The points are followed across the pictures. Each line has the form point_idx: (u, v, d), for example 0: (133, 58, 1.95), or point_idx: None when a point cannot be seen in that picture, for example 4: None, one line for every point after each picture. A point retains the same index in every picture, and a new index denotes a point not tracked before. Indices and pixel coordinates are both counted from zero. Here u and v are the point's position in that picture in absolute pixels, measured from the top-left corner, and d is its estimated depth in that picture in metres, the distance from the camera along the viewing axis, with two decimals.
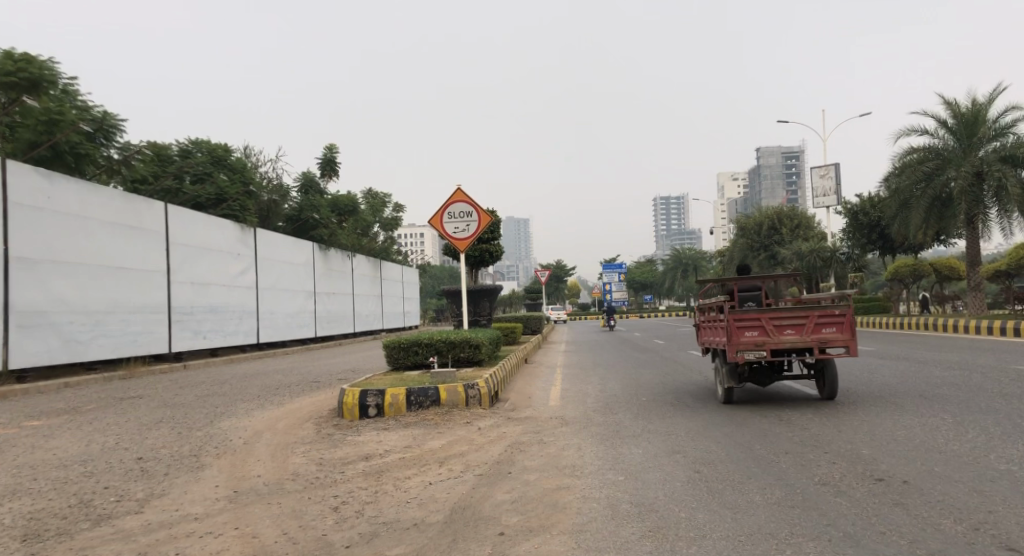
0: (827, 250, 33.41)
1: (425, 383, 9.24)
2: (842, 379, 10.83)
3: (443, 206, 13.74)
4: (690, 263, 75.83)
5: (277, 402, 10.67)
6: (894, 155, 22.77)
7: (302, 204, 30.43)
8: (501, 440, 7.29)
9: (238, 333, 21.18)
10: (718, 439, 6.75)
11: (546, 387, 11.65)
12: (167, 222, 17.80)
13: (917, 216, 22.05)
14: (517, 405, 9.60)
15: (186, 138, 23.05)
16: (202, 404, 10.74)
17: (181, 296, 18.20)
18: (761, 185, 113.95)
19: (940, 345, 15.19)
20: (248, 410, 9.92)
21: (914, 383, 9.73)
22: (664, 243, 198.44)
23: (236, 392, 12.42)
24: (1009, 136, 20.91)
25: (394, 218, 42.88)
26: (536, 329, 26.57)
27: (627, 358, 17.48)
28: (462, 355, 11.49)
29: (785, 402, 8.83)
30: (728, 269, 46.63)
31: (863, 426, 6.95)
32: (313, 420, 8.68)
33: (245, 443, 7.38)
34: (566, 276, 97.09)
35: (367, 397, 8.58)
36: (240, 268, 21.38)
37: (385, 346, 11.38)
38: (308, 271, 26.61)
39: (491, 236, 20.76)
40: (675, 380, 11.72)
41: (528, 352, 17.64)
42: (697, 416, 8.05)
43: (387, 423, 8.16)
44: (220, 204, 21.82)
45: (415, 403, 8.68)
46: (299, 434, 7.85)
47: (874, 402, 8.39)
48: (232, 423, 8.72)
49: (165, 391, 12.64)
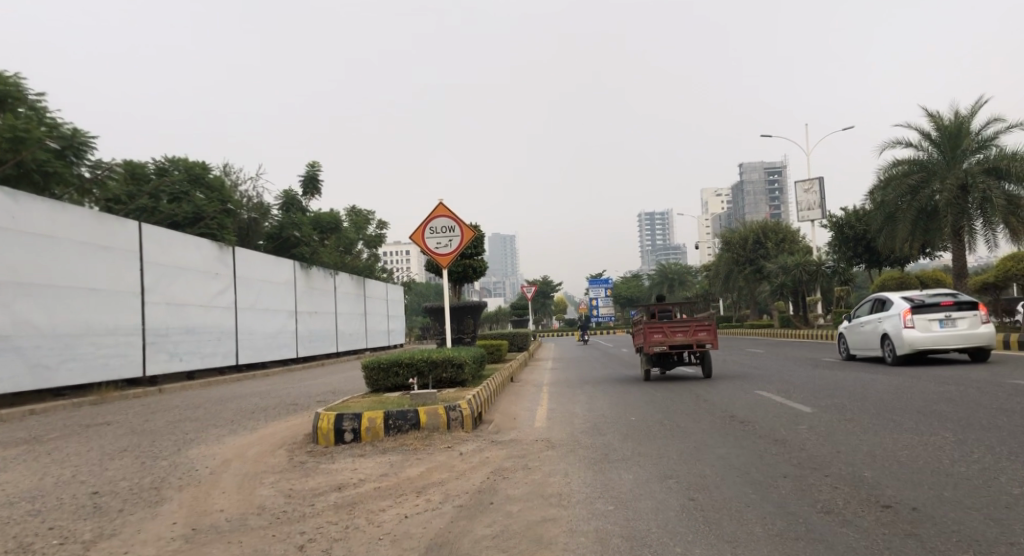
0: (812, 265, 32.79)
1: (405, 406, 8.84)
2: (836, 395, 10.54)
3: (425, 221, 13.38)
4: (676, 278, 75.83)
5: (250, 428, 10.23)
6: (879, 168, 22.71)
7: (284, 222, 29.80)
8: (484, 466, 6.90)
9: (217, 354, 20.66)
10: (712, 461, 6.41)
11: (532, 407, 11.28)
12: (142, 241, 17.33)
13: (904, 229, 21.96)
14: (501, 427, 9.23)
15: (162, 156, 22.54)
16: (172, 430, 10.28)
17: (156, 318, 17.68)
18: (745, 200, 114.56)
19: (932, 359, 14.98)
20: (219, 436, 9.46)
21: (910, 399, 9.45)
22: (650, 258, 199.08)
23: (210, 416, 11.94)
24: (992, 148, 20.92)
25: (378, 236, 42.52)
26: (523, 346, 26.21)
27: (615, 375, 17.12)
28: (445, 375, 11.11)
29: (779, 419, 8.52)
30: (715, 284, 46.53)
31: (862, 444, 6.65)
32: (286, 447, 8.25)
33: (211, 474, 6.96)
34: (552, 292, 96.93)
35: (342, 422, 8.19)
36: (218, 288, 20.89)
37: (365, 366, 10.99)
38: (289, 290, 26.12)
39: (475, 251, 20.44)
40: (664, 398, 11.39)
41: (514, 370, 17.29)
42: (688, 437, 7.72)
43: (363, 449, 7.75)
44: (197, 223, 21.37)
45: (394, 428, 8.28)
46: (269, 462, 7.43)
47: (871, 418, 8.10)
48: (201, 451, 8.27)
49: (135, 416, 12.13)
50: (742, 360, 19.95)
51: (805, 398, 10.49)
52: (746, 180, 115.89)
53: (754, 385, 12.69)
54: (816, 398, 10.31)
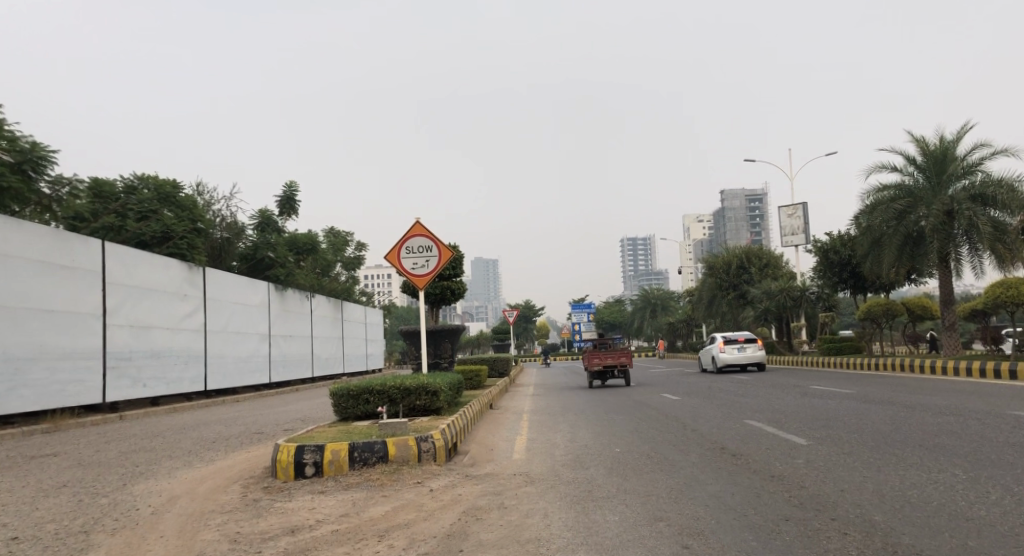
0: (796, 290, 32.96)
1: (372, 437, 8.19)
2: (829, 425, 10.03)
3: (401, 240, 12.83)
4: (659, 303, 75.50)
5: (206, 460, 9.50)
6: (864, 193, 22.55)
7: (259, 242, 29.41)
8: (455, 505, 6.28)
9: (184, 379, 19.85)
10: (705, 501, 5.86)
11: (511, 437, 10.65)
12: (106, 260, 16.61)
13: (890, 255, 21.73)
14: (477, 460, 8.60)
15: (131, 173, 21.85)
16: (122, 462, 9.56)
17: (118, 340, 16.90)
18: (726, 227, 115.22)
19: (923, 388, 14.56)
20: (171, 469, 8.75)
21: (909, 430, 8.97)
22: (632, 283, 199.47)
23: (166, 446, 11.20)
24: (977, 174, 20.77)
25: (356, 258, 41.90)
26: (503, 371, 25.55)
27: (598, 402, 16.49)
28: (419, 403, 10.47)
29: (773, 452, 8.00)
30: (698, 309, 46.14)
31: (868, 482, 6.13)
32: (241, 482, 7.59)
33: (152, 514, 6.27)
34: (534, 317, 96.46)
35: (303, 454, 7.55)
36: (187, 310, 20.14)
37: (333, 393, 10.37)
38: (263, 312, 25.35)
39: (453, 272, 19.86)
40: (650, 427, 10.83)
41: (493, 397, 16.65)
42: (678, 472, 7.18)
43: (324, 485, 7.09)
44: (166, 242, 20.69)
45: (359, 461, 7.64)
46: (219, 500, 6.74)
47: (871, 452, 7.61)
48: (147, 487, 7.57)
49: (86, 447, 11.32)
50: (728, 386, 19.43)
51: (797, 427, 9.97)
52: (727, 207, 116.72)
53: (743, 413, 12.19)
54: (809, 428, 9.82)
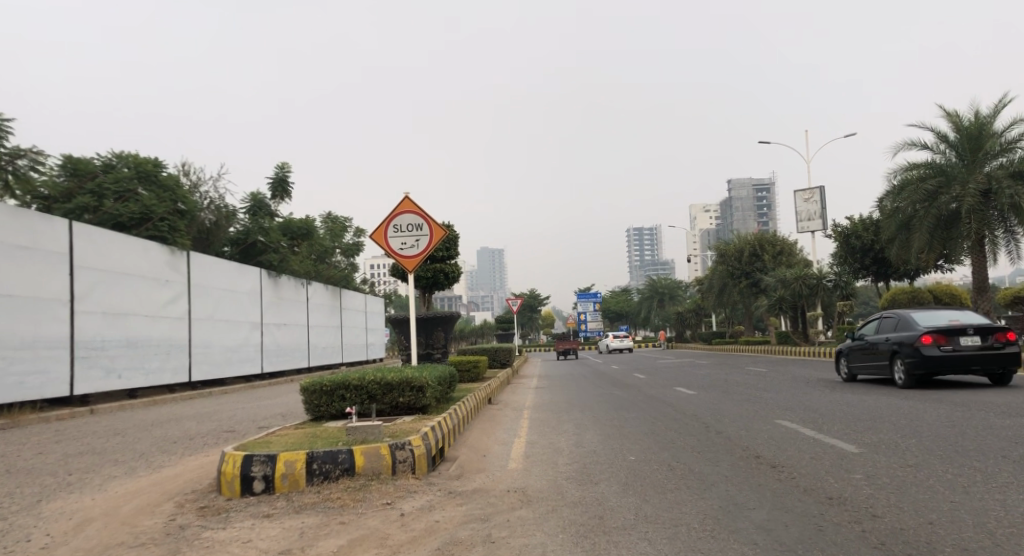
0: (811, 278, 31.40)
1: (338, 444, 6.82)
2: (879, 428, 8.58)
3: (387, 218, 11.42)
4: (667, 292, 74.09)
5: (152, 467, 8.14)
6: (891, 172, 21.13)
7: (250, 226, 28.02)
8: (430, 537, 4.92)
9: (165, 371, 18.58)
10: (752, 538, 4.54)
11: (507, 439, 9.33)
12: (74, 242, 15.28)
13: (920, 239, 20.28)
14: (466, 470, 7.29)
15: (109, 150, 20.46)
16: (60, 467, 8.33)
17: (89, 328, 15.59)
18: (733, 216, 113.87)
19: (968, 383, 13.11)
20: (109, 479, 7.44)
21: (977, 436, 7.55)
22: (638, 272, 198.29)
23: (122, 447, 10.00)
24: (1016, 151, 19.28)
25: (354, 244, 40.69)
26: (506, 362, 24.24)
27: (606, 396, 15.17)
28: (402, 400, 9.14)
29: (821, 463, 6.63)
30: (708, 297, 44.57)
31: (960, 511, 4.76)
32: (177, 501, 6.27)
33: (42, 550, 4.88)
34: (539, 307, 95.64)
35: (251, 466, 6.22)
36: (168, 297, 18.84)
37: (305, 389, 9.03)
38: (254, 299, 24.06)
39: (447, 253, 18.44)
40: (668, 428, 9.45)
41: (493, 390, 15.41)
42: (712, 492, 5.80)
43: (272, 506, 5.75)
44: (144, 224, 19.41)
45: (319, 474, 6.27)
46: (137, 527, 5.37)
47: (943, 465, 6.23)
48: (65, 505, 6.21)
49: (31, 447, 10.08)
50: (744, 379, 18.06)
51: (838, 431, 8.52)
52: (734, 196, 115.42)
53: (771, 411, 10.76)
54: (853, 431, 8.43)
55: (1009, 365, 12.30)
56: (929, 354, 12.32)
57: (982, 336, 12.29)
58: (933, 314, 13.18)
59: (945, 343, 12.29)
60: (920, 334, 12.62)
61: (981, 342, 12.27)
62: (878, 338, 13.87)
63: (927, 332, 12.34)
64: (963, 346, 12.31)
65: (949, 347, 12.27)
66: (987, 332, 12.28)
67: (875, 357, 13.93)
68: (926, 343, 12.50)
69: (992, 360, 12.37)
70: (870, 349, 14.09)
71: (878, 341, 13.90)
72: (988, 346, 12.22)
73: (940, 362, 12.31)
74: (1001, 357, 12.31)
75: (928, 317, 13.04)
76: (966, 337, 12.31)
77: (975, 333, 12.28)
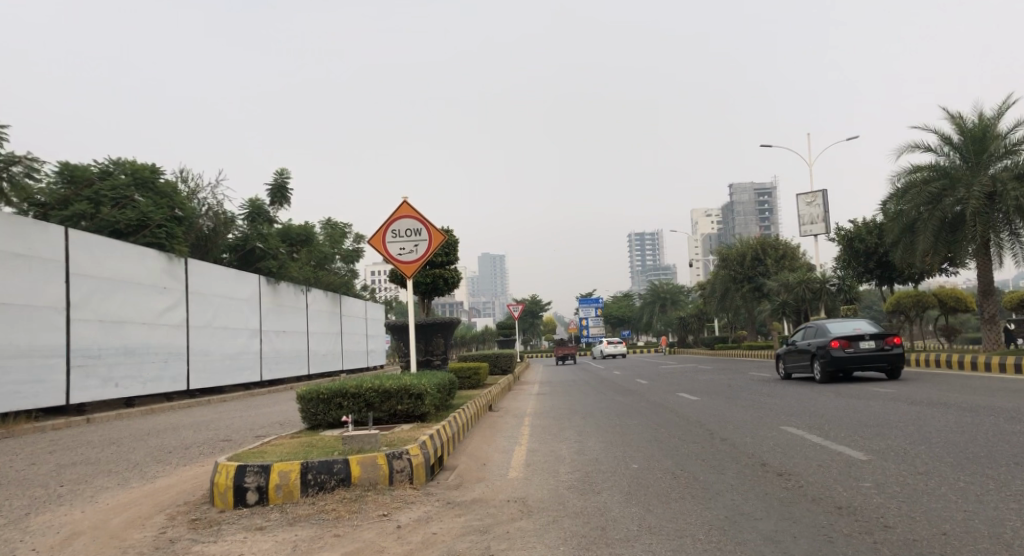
0: (815, 282, 31.56)
1: (334, 453, 6.66)
2: (887, 434, 8.41)
3: (385, 223, 11.29)
4: (669, 297, 73.93)
5: (145, 478, 7.98)
6: (895, 175, 20.98)
7: (249, 233, 28.34)
8: (427, 551, 4.75)
9: (163, 379, 18.44)
10: (759, 549, 4.38)
11: (507, 447, 9.17)
12: (70, 250, 15.17)
13: (925, 242, 20.10)
14: (465, 479, 7.14)
15: (106, 157, 20.39)
16: (51, 478, 8.18)
17: (86, 336, 15.46)
18: (735, 220, 113.71)
19: (975, 387, 12.93)
20: (101, 491, 7.28)
21: (987, 442, 7.39)
22: (640, 277, 197.98)
23: (116, 456, 9.85)
24: (1021, 154, 19.14)
25: (355, 250, 40.54)
26: (507, 368, 24.07)
27: (608, 403, 15.00)
28: (401, 408, 8.99)
29: (828, 471, 6.46)
30: (710, 301, 44.40)
31: (975, 521, 4.59)
32: (168, 513, 6.10)
33: None
34: (540, 312, 95.55)
35: (244, 477, 6.06)
36: (167, 304, 18.71)
37: (302, 397, 8.88)
38: (253, 306, 23.93)
39: (447, 259, 18.30)
40: (671, 435, 9.28)
41: (494, 397, 15.26)
42: (717, 501, 5.62)
43: (265, 519, 5.59)
44: (142, 231, 19.30)
45: (314, 485, 6.12)
46: (125, 542, 5.21)
47: (955, 472, 6.06)
48: (53, 518, 6.05)
49: (24, 457, 9.93)
50: (748, 384, 17.88)
51: (845, 437, 8.36)
52: (736, 201, 115.29)
53: (776, 417, 10.58)
54: (860, 437, 8.27)
55: (899, 362, 15.55)
56: (837, 355, 15.49)
57: (877, 340, 15.56)
58: (843, 324, 16.44)
59: (847, 345, 15.55)
60: (831, 339, 15.85)
61: (876, 344, 15.53)
62: (805, 345, 17.01)
63: (833, 337, 15.56)
64: (862, 348, 15.55)
65: (851, 349, 15.50)
66: (881, 337, 15.55)
67: (800, 358, 17.24)
68: (836, 346, 15.68)
69: (886, 358, 15.61)
70: (800, 355, 17.19)
71: (806, 347, 17.02)
72: (881, 347, 15.48)
73: (845, 361, 15.49)
74: (892, 356, 15.56)
75: (839, 326, 16.31)
76: (865, 341, 15.54)
77: (871, 338, 15.55)
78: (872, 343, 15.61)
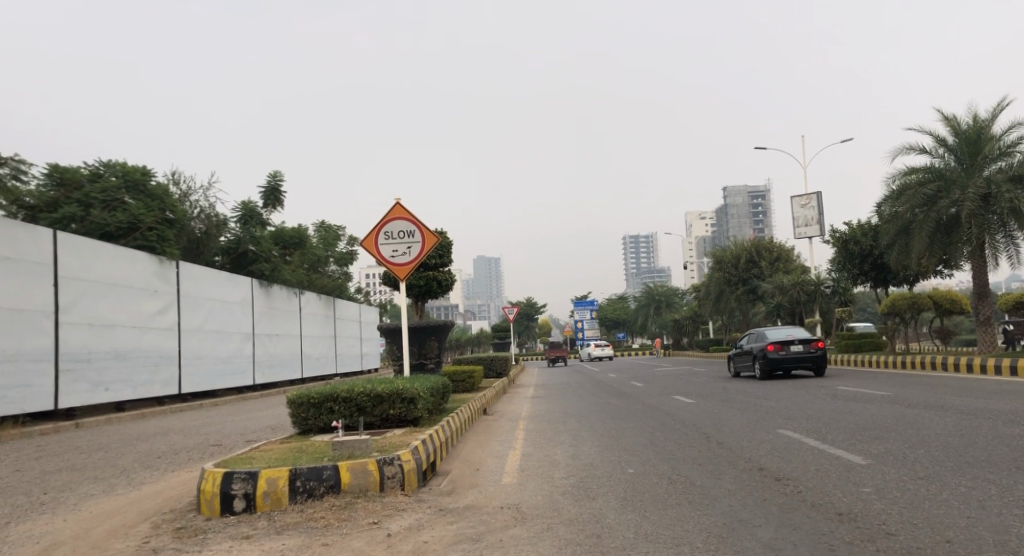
0: (809, 284, 31.38)
1: (324, 459, 6.52)
2: (885, 437, 8.31)
3: (378, 224, 11.16)
4: (664, 299, 74.00)
5: (132, 485, 7.84)
6: (889, 177, 20.95)
7: (242, 236, 27.91)
8: None
9: (154, 383, 18.24)
10: None
11: (501, 452, 9.05)
12: (59, 252, 15.00)
13: (920, 244, 20.07)
14: (458, 485, 7.02)
15: (97, 159, 20.22)
16: (36, 485, 8.03)
17: (75, 340, 15.29)
18: (729, 223, 113.94)
19: (971, 390, 12.86)
20: (86, 498, 7.13)
21: (986, 445, 7.30)
22: (635, 279, 198.07)
23: (104, 462, 9.71)
24: (1015, 155, 19.15)
25: (349, 253, 40.34)
26: (502, 371, 23.94)
27: (603, 406, 14.90)
28: (393, 412, 8.85)
29: (827, 476, 6.36)
30: (705, 304, 44.39)
31: (979, 528, 4.48)
32: (153, 521, 5.95)
33: None
34: (535, 315, 95.57)
35: (231, 484, 5.92)
36: (158, 307, 18.53)
37: (292, 402, 8.74)
38: (246, 309, 23.75)
39: (440, 261, 18.18)
40: (667, 439, 9.18)
41: (488, 401, 15.15)
42: (715, 507, 5.50)
43: (252, 527, 5.45)
44: (132, 234, 19.12)
45: (302, 492, 5.98)
46: (107, 552, 5.06)
47: (956, 477, 5.96)
48: (35, 527, 5.90)
49: (10, 463, 9.77)
50: (743, 387, 17.79)
51: (843, 440, 8.26)
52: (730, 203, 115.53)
53: (772, 420, 10.49)
54: (857, 441, 8.18)
55: (824, 363, 18.54)
56: (773, 356, 18.48)
57: (805, 344, 18.60)
58: (779, 331, 19.39)
59: (782, 348, 18.57)
60: (768, 343, 18.84)
61: (805, 347, 18.52)
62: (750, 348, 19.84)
63: (770, 341, 18.53)
64: (794, 350, 18.55)
65: (784, 352, 18.53)
66: (808, 341, 18.59)
67: (745, 359, 20.21)
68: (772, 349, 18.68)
69: (812, 360, 18.62)
70: (745, 357, 20.07)
71: (751, 350, 19.90)
72: (809, 350, 18.46)
73: (779, 361, 18.48)
74: (818, 358, 18.58)
75: (775, 332, 19.35)
76: (795, 345, 18.57)
77: (800, 342, 18.59)
78: (802, 346, 18.61)
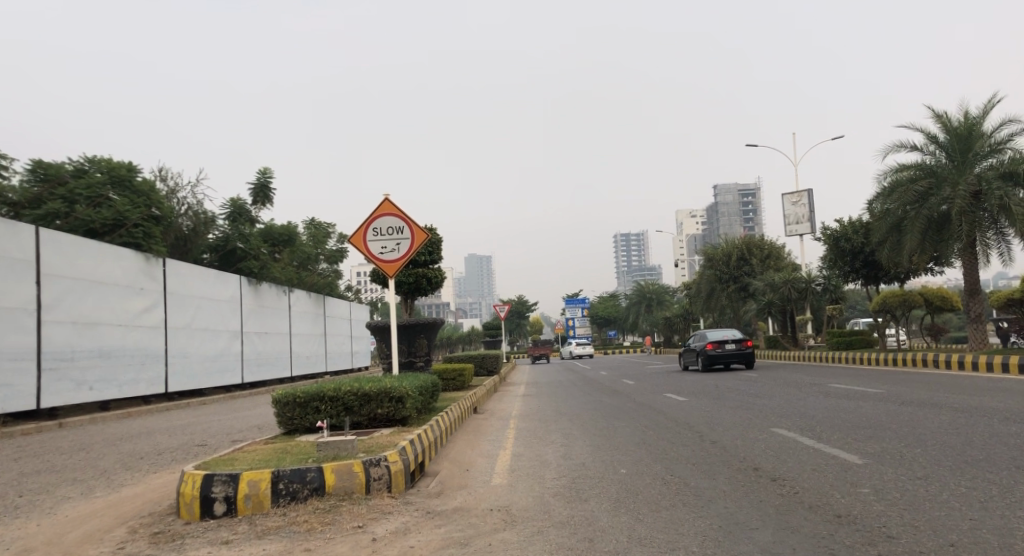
0: (800, 281, 31.28)
1: (308, 460, 6.33)
2: (880, 435, 8.19)
3: (366, 220, 10.96)
4: (655, 297, 74.00)
5: (113, 486, 7.64)
6: (881, 173, 20.89)
7: (230, 233, 27.59)
8: None
9: (140, 382, 17.98)
10: None
11: (491, 452, 8.89)
12: (43, 249, 14.74)
13: (911, 241, 20.02)
14: (447, 486, 6.84)
15: (82, 155, 19.90)
16: (13, 487, 7.82)
17: (58, 338, 15.04)
18: (719, 221, 114.00)
19: (964, 387, 12.77)
20: (65, 500, 6.93)
21: (983, 444, 7.20)
22: (626, 277, 198.11)
23: (85, 462, 9.51)
24: (1006, 152, 19.11)
25: (339, 250, 40.03)
26: (493, 369, 23.77)
27: (595, 404, 14.77)
28: (381, 412, 8.67)
29: (823, 476, 6.23)
30: (696, 301, 44.34)
31: (982, 531, 4.35)
32: (132, 525, 5.76)
33: None
34: (526, 313, 95.48)
35: (212, 486, 5.73)
36: (144, 305, 18.25)
37: (277, 401, 8.55)
38: (234, 307, 23.49)
39: (430, 258, 18.00)
40: (660, 438, 9.02)
41: (478, 399, 15.00)
42: (710, 509, 5.35)
43: (233, 532, 5.27)
44: (117, 231, 18.83)
45: (286, 494, 5.80)
46: None
47: (955, 477, 5.84)
48: (9, 532, 5.70)
49: None
50: (736, 384, 17.69)
51: (839, 439, 8.14)
52: (721, 202, 115.58)
53: (766, 418, 10.35)
54: (852, 439, 8.06)
55: (751, 359, 21.98)
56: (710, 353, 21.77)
57: (736, 343, 22.01)
58: (717, 332, 22.93)
59: (717, 346, 21.98)
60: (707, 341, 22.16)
61: (736, 346, 21.93)
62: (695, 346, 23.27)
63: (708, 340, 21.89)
64: (726, 348, 21.98)
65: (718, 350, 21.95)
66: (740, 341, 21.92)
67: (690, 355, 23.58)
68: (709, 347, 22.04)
69: (742, 356, 22.07)
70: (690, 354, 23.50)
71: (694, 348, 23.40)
72: (740, 348, 21.85)
73: (715, 357, 21.83)
74: (746, 354, 22.03)
75: (714, 333, 22.83)
76: (728, 344, 21.96)
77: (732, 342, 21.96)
78: (733, 346, 22.16)
